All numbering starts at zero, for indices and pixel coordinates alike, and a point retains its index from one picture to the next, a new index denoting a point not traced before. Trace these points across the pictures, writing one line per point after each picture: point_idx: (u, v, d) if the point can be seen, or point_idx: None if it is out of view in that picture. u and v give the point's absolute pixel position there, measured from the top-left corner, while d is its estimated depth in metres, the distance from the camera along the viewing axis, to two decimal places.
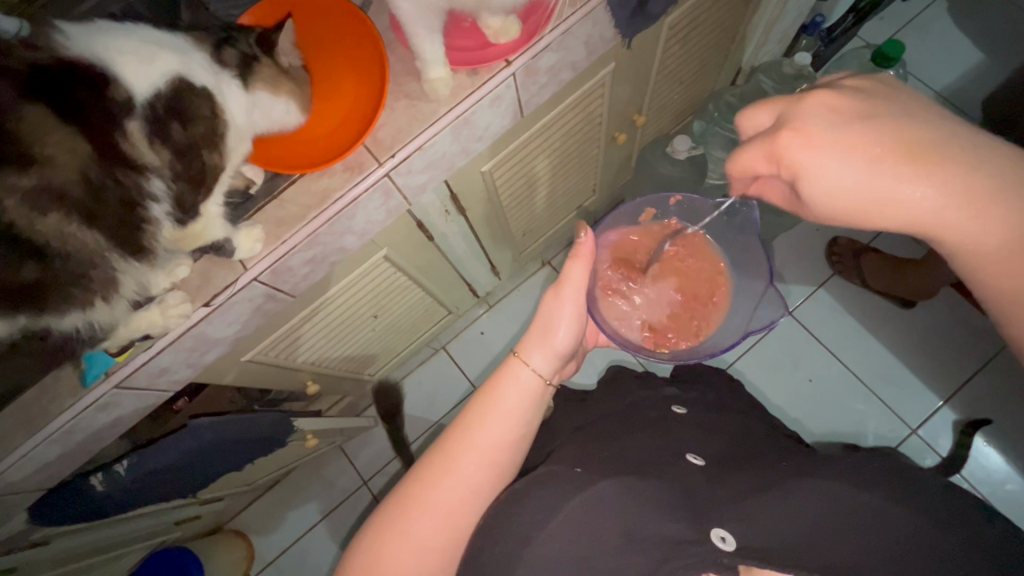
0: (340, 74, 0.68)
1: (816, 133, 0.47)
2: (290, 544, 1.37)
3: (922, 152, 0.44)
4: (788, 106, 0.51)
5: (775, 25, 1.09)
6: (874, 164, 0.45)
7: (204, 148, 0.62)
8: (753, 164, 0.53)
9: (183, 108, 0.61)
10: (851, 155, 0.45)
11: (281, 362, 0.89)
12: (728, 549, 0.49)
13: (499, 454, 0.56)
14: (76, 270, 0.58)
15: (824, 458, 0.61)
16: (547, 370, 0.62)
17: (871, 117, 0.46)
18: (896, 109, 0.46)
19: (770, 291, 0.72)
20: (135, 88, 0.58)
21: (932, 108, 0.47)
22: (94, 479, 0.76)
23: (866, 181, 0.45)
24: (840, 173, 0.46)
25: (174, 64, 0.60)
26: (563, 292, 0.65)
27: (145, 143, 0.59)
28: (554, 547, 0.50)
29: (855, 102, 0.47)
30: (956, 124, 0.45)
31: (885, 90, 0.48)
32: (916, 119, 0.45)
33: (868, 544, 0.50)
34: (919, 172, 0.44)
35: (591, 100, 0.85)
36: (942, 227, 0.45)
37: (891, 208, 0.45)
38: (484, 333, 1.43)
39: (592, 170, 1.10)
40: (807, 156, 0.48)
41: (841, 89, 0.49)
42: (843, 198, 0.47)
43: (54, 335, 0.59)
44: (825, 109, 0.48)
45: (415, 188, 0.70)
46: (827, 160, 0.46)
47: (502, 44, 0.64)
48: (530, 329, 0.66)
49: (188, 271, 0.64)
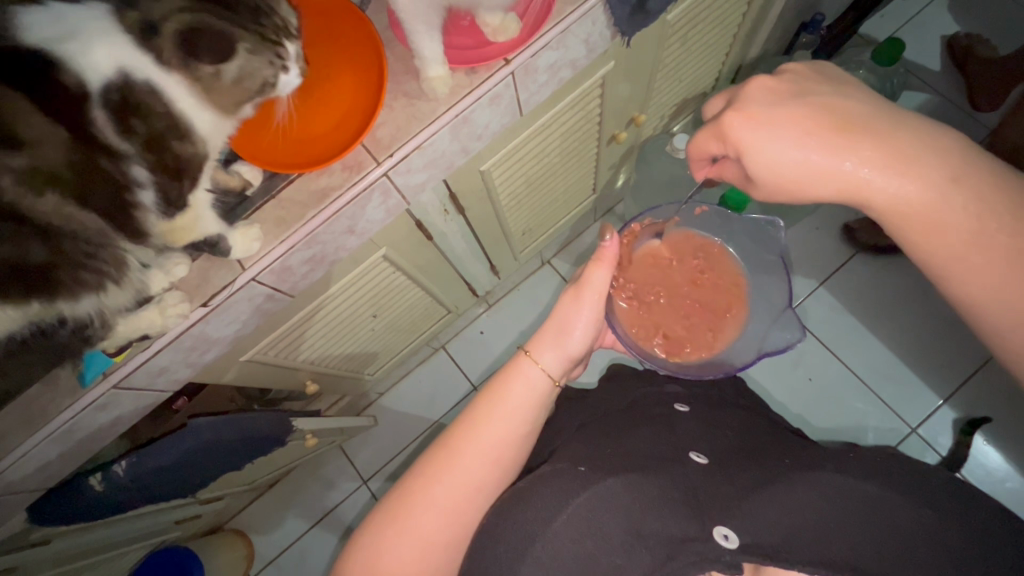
0: (338, 73, 0.66)
1: (756, 111, 0.54)
2: (291, 544, 1.37)
3: (843, 123, 0.51)
4: (736, 92, 0.59)
5: (776, 23, 1.09)
6: (801, 133, 0.52)
7: (171, 139, 0.63)
8: (710, 146, 0.60)
9: (136, 101, 0.60)
10: (784, 128, 0.52)
11: (281, 361, 0.89)
12: (730, 547, 0.49)
13: (504, 452, 0.56)
14: (82, 250, 0.62)
15: (827, 453, 0.61)
16: (556, 370, 0.62)
17: (802, 97, 0.53)
18: (820, 91, 0.54)
19: (787, 313, 0.77)
20: (87, 82, 0.58)
21: (855, 91, 0.54)
22: (93, 479, 0.76)
23: (799, 149, 0.52)
24: (773, 143, 0.53)
25: (113, 56, 0.58)
26: (582, 294, 0.64)
27: (116, 133, 0.60)
28: (559, 545, 0.50)
29: (789, 86, 0.55)
30: (877, 103, 0.52)
31: (814, 76, 0.56)
32: (841, 99, 0.53)
33: (870, 538, 0.50)
34: (841, 139, 0.50)
35: (590, 98, 0.84)
36: (865, 190, 0.50)
37: (819, 175, 0.51)
38: (484, 332, 1.43)
39: (591, 169, 1.10)
40: (746, 130, 0.54)
41: (779, 75, 0.57)
42: (777, 167, 0.53)
43: (70, 320, 0.62)
44: (768, 92, 0.56)
45: (414, 187, 0.70)
46: (764, 133, 0.53)
47: (500, 42, 0.64)
48: (543, 328, 0.65)
49: (186, 271, 0.64)
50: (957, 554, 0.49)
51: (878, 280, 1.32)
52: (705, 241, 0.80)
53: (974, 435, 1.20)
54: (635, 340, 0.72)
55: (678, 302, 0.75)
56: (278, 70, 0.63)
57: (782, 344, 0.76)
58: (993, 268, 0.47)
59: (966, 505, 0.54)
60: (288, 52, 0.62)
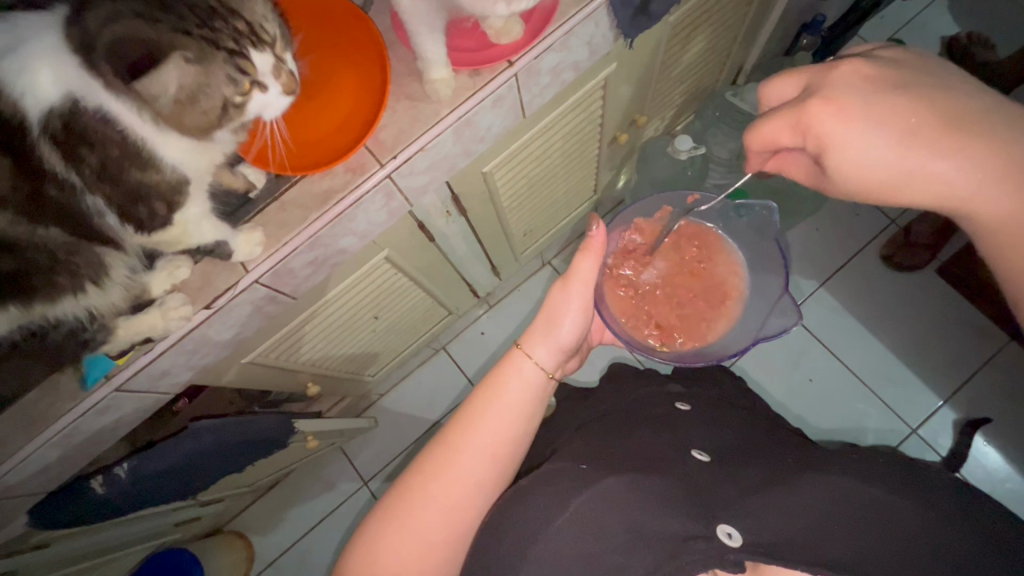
0: (341, 77, 0.66)
1: (849, 103, 0.50)
2: (291, 545, 1.37)
3: (954, 128, 0.46)
4: (818, 77, 0.54)
5: (777, 24, 1.08)
6: (901, 131, 0.47)
7: (128, 169, 0.60)
8: (773, 134, 0.56)
9: (81, 128, 0.57)
10: (879, 125, 0.48)
11: (282, 363, 0.89)
12: (734, 546, 0.48)
13: (502, 448, 0.55)
14: (48, 258, 0.63)
15: (832, 454, 0.60)
16: (550, 364, 0.62)
17: (903, 90, 0.49)
18: (926, 84, 0.49)
19: (784, 300, 0.72)
20: (28, 109, 0.55)
21: (965, 86, 0.49)
22: (94, 481, 0.75)
23: (894, 151, 0.48)
24: (865, 140, 0.49)
25: (55, 80, 0.55)
26: (571, 285, 0.65)
27: (62, 165, 0.58)
28: (561, 542, 0.50)
29: (888, 75, 0.50)
30: (989, 99, 0.47)
31: (916, 65, 0.51)
32: (949, 94, 0.47)
33: (876, 537, 0.49)
34: (951, 145, 0.46)
35: (591, 100, 0.84)
36: (963, 201, 0.46)
37: (913, 176, 0.48)
38: (484, 333, 1.42)
39: (593, 170, 1.10)
40: (835, 123, 0.51)
41: (878, 63, 0.52)
42: (867, 163, 0.50)
43: (53, 320, 0.65)
44: (861, 82, 0.51)
45: (416, 189, 0.70)
46: (856, 127, 0.50)
47: (504, 44, 0.63)
48: (534, 321, 0.65)
49: (188, 272, 0.65)
50: (964, 554, 0.48)
51: (877, 281, 1.32)
52: (698, 229, 0.79)
53: (974, 436, 1.21)
54: (626, 330, 0.72)
55: (671, 294, 0.74)
56: (245, 89, 0.62)
57: (778, 329, 0.71)
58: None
59: (968, 506, 0.54)
60: (253, 65, 0.61)
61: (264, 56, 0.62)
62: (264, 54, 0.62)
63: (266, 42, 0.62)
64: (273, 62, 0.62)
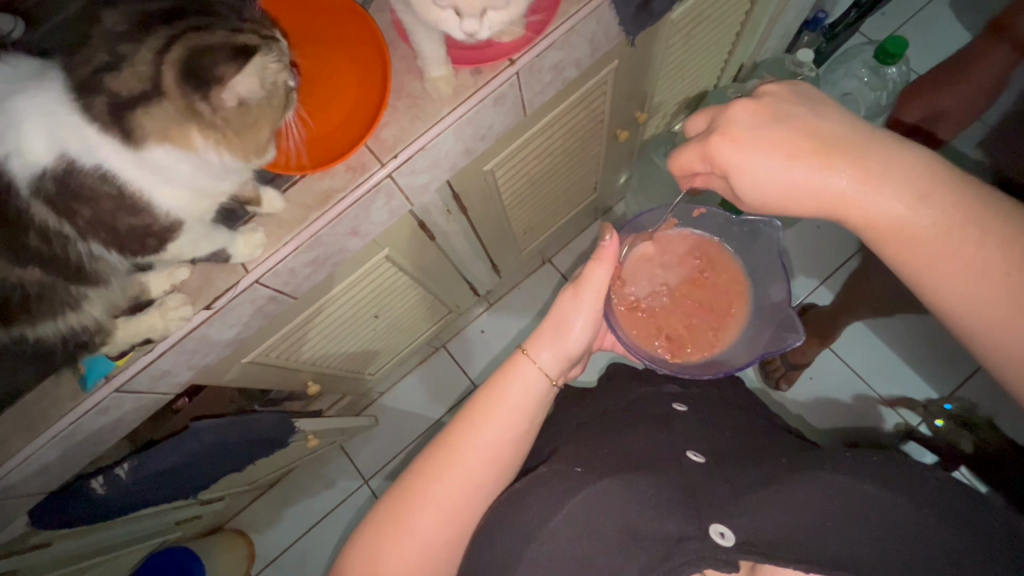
0: (341, 75, 0.65)
1: (738, 131, 0.52)
2: (292, 543, 1.37)
3: (824, 143, 0.49)
4: (717, 112, 0.55)
5: (779, 22, 1.08)
6: (782, 151, 0.49)
7: (119, 217, 0.59)
8: (692, 162, 0.57)
9: (75, 187, 0.57)
10: (766, 148, 0.50)
11: (282, 362, 0.88)
12: (727, 546, 0.49)
13: (501, 452, 0.55)
14: (21, 295, 0.61)
15: (833, 452, 0.60)
16: (553, 370, 0.60)
17: (784, 117, 0.51)
18: (799, 108, 0.51)
19: (788, 315, 0.71)
20: (17, 171, 0.55)
21: (829, 107, 0.52)
22: (95, 482, 0.75)
23: (778, 169, 0.50)
24: (756, 164, 0.50)
25: (49, 139, 0.55)
26: (581, 292, 0.63)
27: (54, 217, 0.58)
28: (557, 544, 0.50)
29: (770, 105, 0.52)
30: (848, 119, 0.51)
31: (791, 93, 0.53)
32: (819, 117, 0.50)
33: (876, 537, 0.49)
34: (827, 161, 0.48)
35: (593, 98, 0.84)
36: (847, 209, 0.49)
37: (799, 193, 0.50)
38: (485, 331, 1.42)
39: (594, 168, 1.09)
40: (728, 151, 0.52)
41: (758, 94, 0.54)
42: (761, 186, 0.51)
43: (30, 341, 0.63)
44: (749, 112, 0.52)
45: (417, 188, 0.69)
46: (746, 152, 0.51)
47: (505, 42, 0.63)
48: (542, 327, 0.64)
49: (189, 273, 0.65)
50: (958, 554, 0.47)
51: None
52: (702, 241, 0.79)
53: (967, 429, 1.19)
54: (629, 337, 0.71)
55: (679, 304, 0.74)
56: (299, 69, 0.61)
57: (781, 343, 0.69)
58: (964, 283, 0.46)
59: (973, 504, 0.52)
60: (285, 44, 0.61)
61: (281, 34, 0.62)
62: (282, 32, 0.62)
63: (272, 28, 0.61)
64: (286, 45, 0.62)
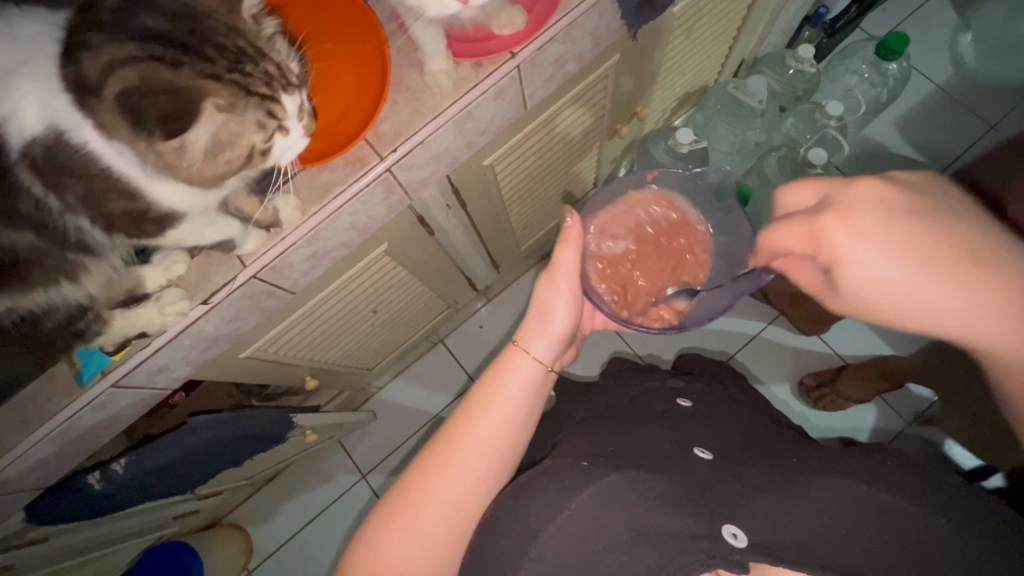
0: (337, 67, 0.65)
1: (872, 229, 0.48)
2: (290, 537, 1.37)
3: (970, 260, 0.46)
4: (840, 194, 0.52)
5: (780, 18, 1.07)
6: (918, 261, 0.47)
7: (111, 199, 0.57)
8: (791, 241, 0.55)
9: (64, 160, 0.54)
10: (899, 253, 0.47)
11: (279, 357, 0.88)
12: (739, 546, 0.48)
13: (501, 443, 0.55)
14: (13, 258, 0.58)
15: (837, 453, 0.59)
16: (547, 357, 0.62)
17: (925, 221, 0.47)
18: (942, 214, 0.48)
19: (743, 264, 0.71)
20: (10, 133, 0.52)
21: (975, 216, 0.49)
22: (92, 477, 0.74)
23: (909, 277, 0.47)
24: (884, 267, 0.48)
25: (42, 109, 0.53)
26: (556, 276, 0.65)
27: (42, 188, 0.55)
28: (563, 542, 0.50)
29: (910, 203, 0.49)
30: (996, 235, 0.47)
31: (934, 192, 0.50)
32: (955, 224, 0.48)
33: (882, 542, 0.49)
34: (964, 278, 0.46)
35: (594, 91, 0.83)
36: (972, 327, 0.47)
37: (927, 306, 0.47)
38: (483, 326, 1.42)
39: (593, 163, 1.08)
40: (856, 247, 0.49)
41: (896, 187, 0.50)
42: (882, 289, 0.49)
43: (26, 315, 0.61)
44: (881, 206, 0.49)
45: (417, 182, 0.69)
46: (876, 254, 0.48)
47: (505, 35, 0.63)
48: (526, 318, 0.65)
49: (184, 268, 0.64)
50: (970, 559, 0.47)
51: None
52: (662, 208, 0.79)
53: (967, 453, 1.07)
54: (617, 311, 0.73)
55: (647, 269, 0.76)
56: (270, 135, 0.59)
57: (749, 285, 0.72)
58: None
59: (979, 506, 0.51)
60: (286, 110, 0.60)
61: (293, 98, 0.61)
62: (292, 95, 0.61)
63: (293, 84, 0.61)
64: (299, 103, 0.61)
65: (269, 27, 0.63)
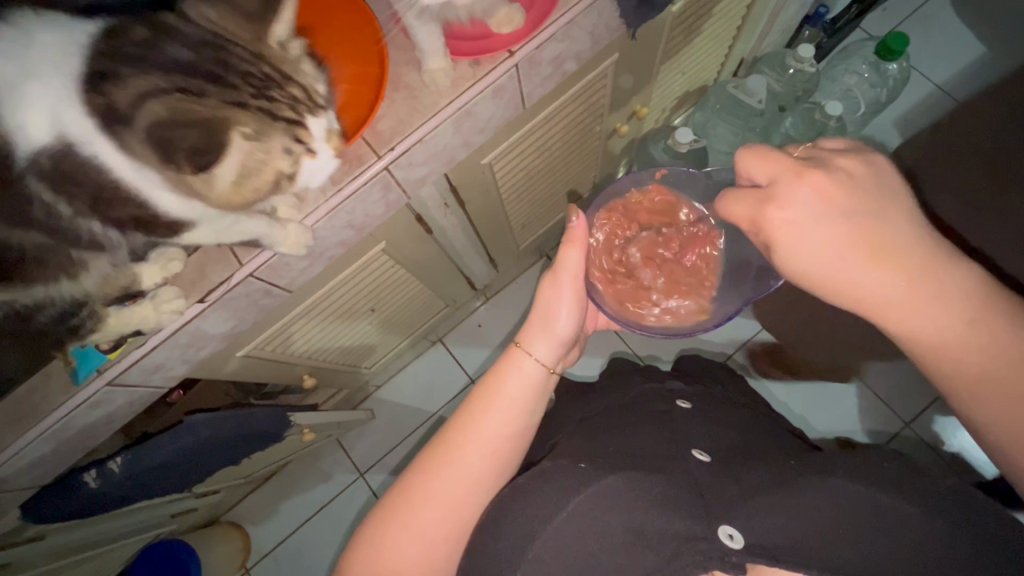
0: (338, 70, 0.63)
1: (801, 214, 0.50)
2: (288, 536, 1.37)
3: (882, 252, 0.48)
4: (784, 175, 0.51)
5: (780, 17, 1.07)
6: (840, 247, 0.48)
7: (117, 210, 0.51)
8: (739, 216, 0.55)
9: (67, 172, 0.48)
10: (823, 237, 0.49)
11: (278, 355, 0.88)
12: (736, 548, 0.48)
13: (500, 445, 0.55)
14: None
15: (836, 454, 0.59)
16: (549, 359, 0.61)
17: (852, 211, 0.49)
18: (872, 206, 0.49)
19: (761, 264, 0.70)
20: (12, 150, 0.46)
21: (904, 210, 0.50)
22: (88, 475, 0.74)
23: (830, 262, 0.49)
24: (810, 251, 0.50)
25: (47, 119, 0.46)
26: (559, 277, 0.65)
27: (48, 196, 0.48)
28: (561, 543, 0.49)
29: (843, 192, 0.49)
30: (915, 232, 0.49)
31: (871, 182, 0.50)
32: (883, 219, 0.48)
33: (876, 542, 0.49)
34: (874, 265, 0.48)
35: (593, 90, 0.83)
36: (878, 308, 0.49)
37: (843, 287, 0.50)
38: (482, 325, 1.42)
39: (593, 161, 1.08)
40: (784, 232, 0.51)
41: (835, 173, 0.50)
42: (806, 268, 0.51)
43: (20, 320, 0.56)
44: (816, 194, 0.49)
45: (415, 180, 0.68)
46: (803, 238, 0.50)
47: (503, 34, 0.62)
48: (530, 319, 0.65)
49: (180, 266, 0.61)
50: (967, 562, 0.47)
51: None
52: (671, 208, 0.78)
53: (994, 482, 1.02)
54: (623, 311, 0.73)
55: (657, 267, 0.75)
56: (299, 159, 0.56)
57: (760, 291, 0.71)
58: (993, 403, 0.46)
59: (977, 508, 0.51)
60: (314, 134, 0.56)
61: (321, 120, 0.57)
62: (320, 118, 0.57)
63: (320, 105, 0.58)
64: (329, 125, 0.58)
65: (295, 48, 0.58)
